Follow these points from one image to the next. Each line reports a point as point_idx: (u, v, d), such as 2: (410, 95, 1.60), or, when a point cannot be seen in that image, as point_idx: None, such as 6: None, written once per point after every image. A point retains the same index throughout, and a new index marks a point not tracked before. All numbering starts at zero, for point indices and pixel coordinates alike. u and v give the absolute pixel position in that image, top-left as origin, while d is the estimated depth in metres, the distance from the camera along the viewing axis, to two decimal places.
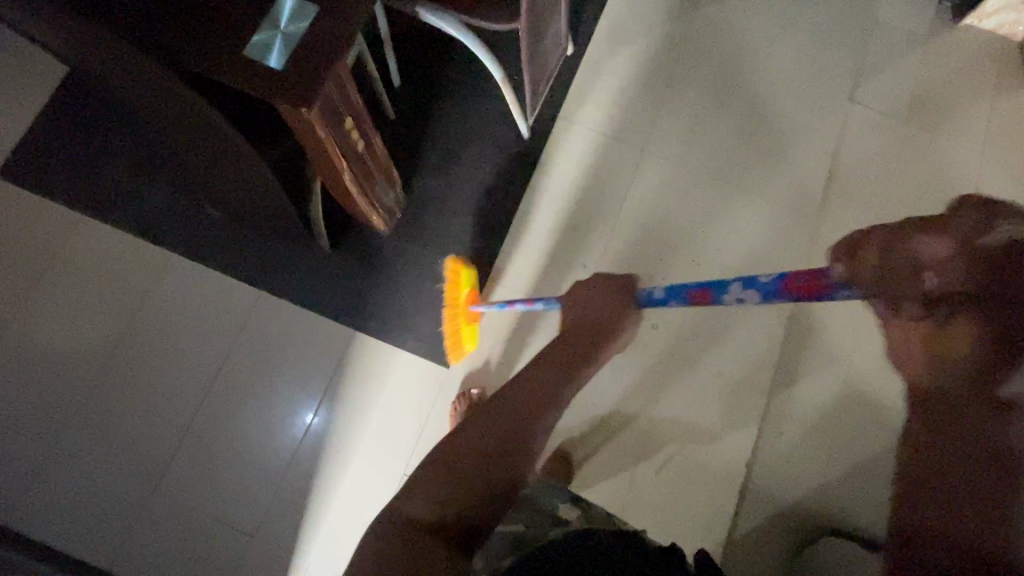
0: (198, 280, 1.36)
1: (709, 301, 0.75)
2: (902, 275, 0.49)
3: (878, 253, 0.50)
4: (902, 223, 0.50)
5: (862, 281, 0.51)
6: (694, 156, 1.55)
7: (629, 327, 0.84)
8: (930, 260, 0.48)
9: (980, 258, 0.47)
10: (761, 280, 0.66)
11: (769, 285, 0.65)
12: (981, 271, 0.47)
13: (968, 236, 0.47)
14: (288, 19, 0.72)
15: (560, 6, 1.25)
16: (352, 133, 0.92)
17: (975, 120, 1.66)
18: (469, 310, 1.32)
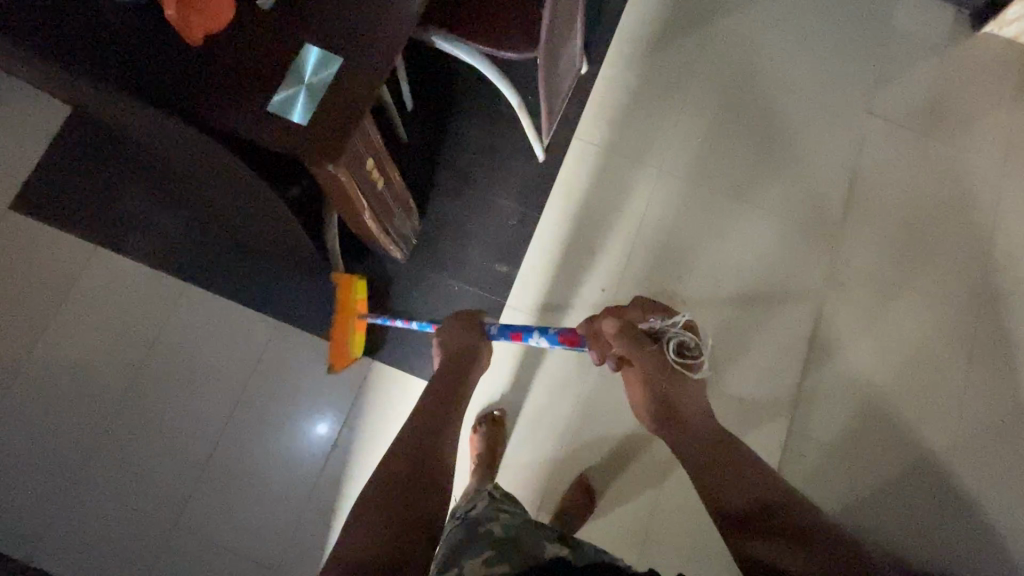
0: (214, 310, 1.35)
1: (521, 341, 1.05)
2: (608, 339, 0.97)
3: (603, 326, 0.97)
4: (608, 312, 1.01)
5: (601, 343, 0.97)
6: (710, 172, 1.53)
7: (482, 356, 1.11)
8: (611, 331, 0.95)
9: (632, 328, 0.95)
10: (548, 332, 1.01)
11: (552, 336, 1.01)
12: (632, 336, 0.94)
13: (625, 317, 0.97)
14: (312, 70, 0.71)
15: (576, 29, 1.24)
16: (372, 173, 0.91)
17: (996, 130, 1.63)
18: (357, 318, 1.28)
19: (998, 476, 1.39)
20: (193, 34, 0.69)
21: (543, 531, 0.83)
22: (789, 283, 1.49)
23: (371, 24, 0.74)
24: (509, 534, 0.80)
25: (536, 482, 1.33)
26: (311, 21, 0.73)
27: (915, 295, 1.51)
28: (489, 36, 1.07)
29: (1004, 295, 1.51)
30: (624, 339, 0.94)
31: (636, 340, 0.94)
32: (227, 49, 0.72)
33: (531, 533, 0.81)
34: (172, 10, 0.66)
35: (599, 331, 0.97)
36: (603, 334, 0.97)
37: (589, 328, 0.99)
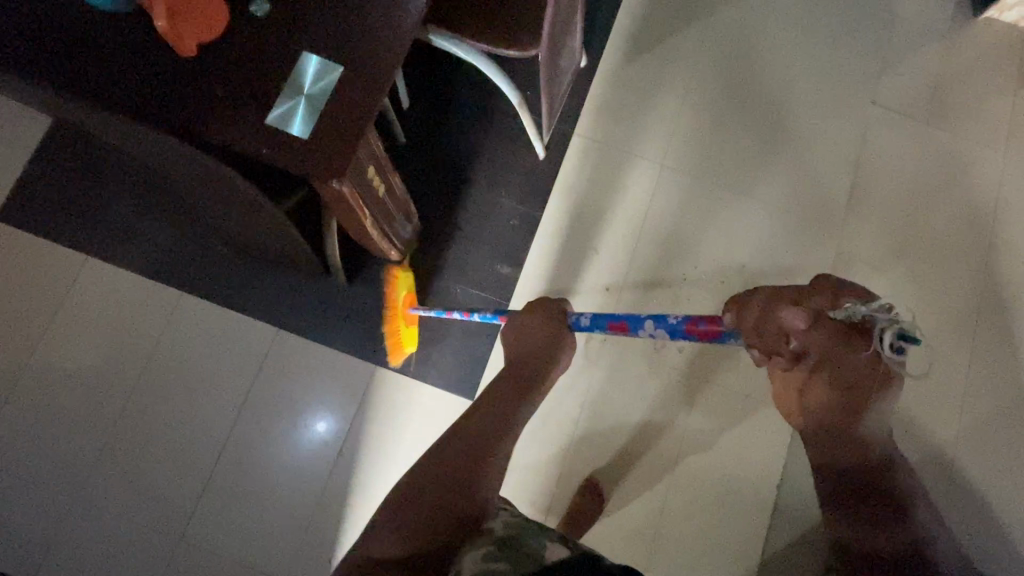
0: (212, 320, 1.33)
1: (625, 332, 0.86)
2: (775, 335, 0.67)
3: (757, 314, 0.68)
4: (778, 295, 0.68)
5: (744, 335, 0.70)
6: (712, 166, 1.51)
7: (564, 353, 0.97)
8: (796, 324, 0.65)
9: (834, 326, 0.65)
10: (669, 321, 0.79)
11: (674, 325, 0.79)
12: (833, 335, 0.65)
13: (819, 307, 0.66)
14: (311, 80, 0.68)
15: (576, 23, 1.20)
16: (372, 182, 0.88)
17: (998, 117, 1.62)
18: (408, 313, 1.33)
19: (1001, 466, 1.40)
20: (186, 48, 0.67)
21: (547, 531, 0.75)
22: (795, 278, 1.47)
23: (370, 29, 0.71)
24: (511, 531, 0.72)
25: (543, 485, 1.32)
26: (308, 28, 0.70)
27: (919, 286, 1.50)
28: (489, 33, 1.03)
29: (1007, 285, 1.51)
30: (815, 334, 0.65)
31: (839, 333, 0.65)
32: (220, 60, 0.69)
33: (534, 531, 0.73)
34: (162, 22, 0.64)
35: (770, 325, 0.67)
36: (752, 323, 0.68)
37: (735, 317, 0.72)
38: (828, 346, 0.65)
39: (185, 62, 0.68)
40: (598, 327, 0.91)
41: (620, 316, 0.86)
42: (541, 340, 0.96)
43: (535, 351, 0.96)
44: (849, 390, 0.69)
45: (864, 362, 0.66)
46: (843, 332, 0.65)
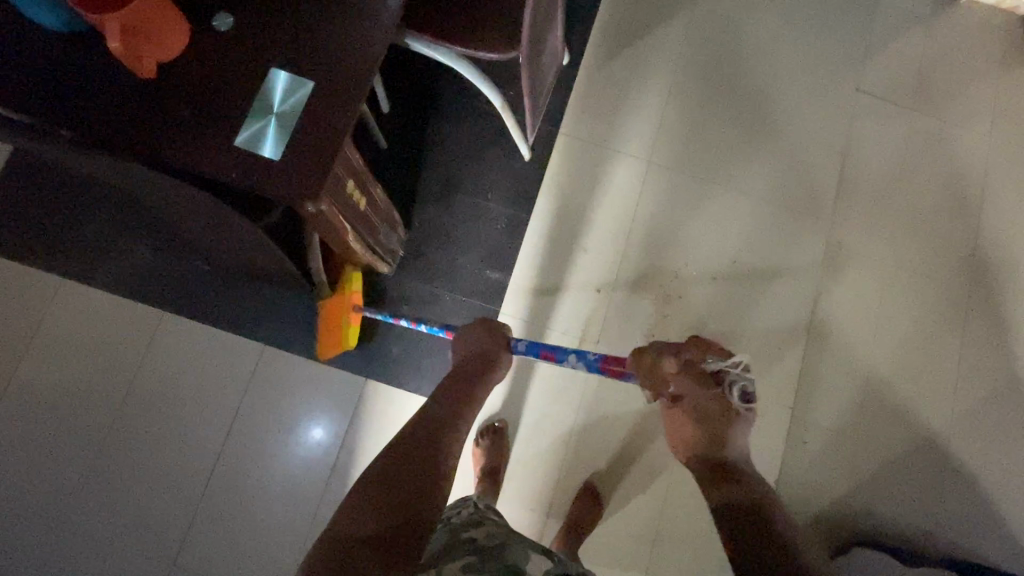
0: (197, 339, 1.30)
1: (554, 360, 0.99)
2: (656, 377, 0.86)
3: (649, 356, 0.87)
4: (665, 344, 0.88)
5: (639, 375, 0.88)
6: (699, 160, 1.49)
7: (503, 368, 1.01)
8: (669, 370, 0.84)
9: (695, 374, 0.83)
10: (589, 357, 0.96)
11: (592, 361, 0.96)
12: (696, 380, 0.82)
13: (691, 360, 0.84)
14: (281, 98, 0.65)
15: (557, 21, 1.17)
16: (352, 195, 0.85)
17: (982, 100, 1.62)
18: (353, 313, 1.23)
19: (994, 449, 1.41)
20: (148, 70, 0.64)
21: (530, 543, 0.78)
22: (785, 271, 1.47)
23: (341, 39, 0.68)
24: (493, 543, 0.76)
25: (542, 488, 1.31)
26: (275, 41, 0.67)
27: (909, 274, 1.50)
28: (466, 35, 1.00)
29: (995, 270, 1.52)
30: (684, 376, 0.83)
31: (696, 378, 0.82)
32: (184, 80, 0.65)
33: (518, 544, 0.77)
34: (117, 43, 0.59)
35: (654, 368, 0.86)
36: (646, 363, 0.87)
37: (640, 363, 0.88)
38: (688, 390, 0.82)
39: (147, 84, 0.65)
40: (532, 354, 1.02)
41: (546, 347, 0.99)
42: (480, 352, 1.00)
43: (473, 358, 0.98)
44: (708, 441, 0.81)
45: (717, 407, 0.81)
46: (701, 378, 0.82)
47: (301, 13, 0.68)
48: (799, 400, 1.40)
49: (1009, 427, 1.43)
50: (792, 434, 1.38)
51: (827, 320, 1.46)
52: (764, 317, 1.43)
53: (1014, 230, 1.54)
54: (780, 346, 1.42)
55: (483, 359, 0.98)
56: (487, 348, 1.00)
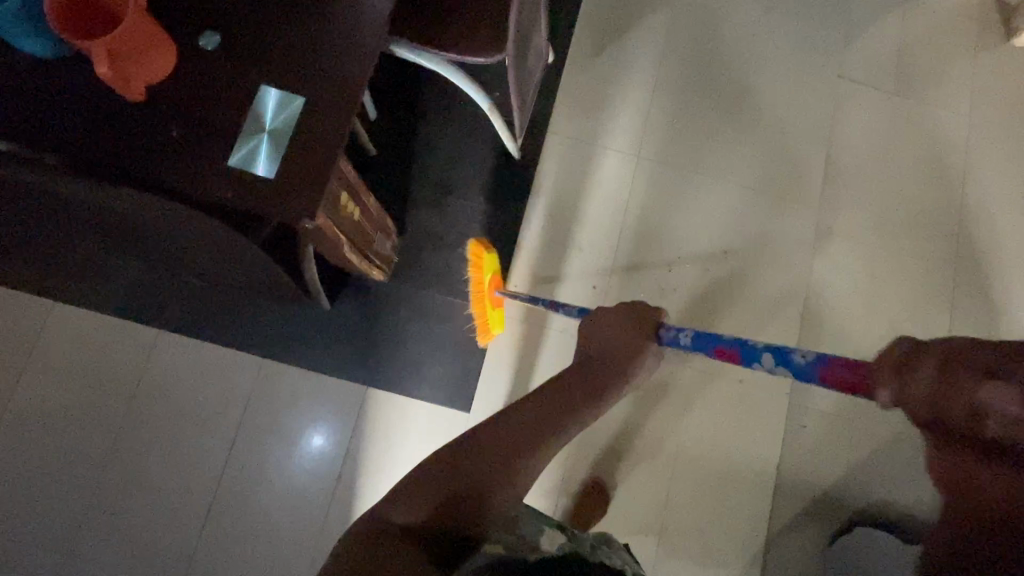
0: (194, 355, 1.29)
1: (736, 360, 0.80)
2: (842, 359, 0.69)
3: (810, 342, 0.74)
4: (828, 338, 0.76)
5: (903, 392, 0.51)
6: (686, 152, 1.50)
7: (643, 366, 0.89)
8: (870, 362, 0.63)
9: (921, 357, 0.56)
10: (799, 360, 0.71)
11: (807, 367, 0.70)
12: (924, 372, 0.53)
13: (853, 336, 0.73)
14: (273, 115, 0.65)
15: (541, 20, 1.18)
16: (346, 206, 0.85)
17: (962, 80, 1.64)
18: (492, 294, 1.22)
19: None
20: (137, 93, 0.63)
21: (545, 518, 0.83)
22: (778, 260, 1.48)
23: (328, 53, 0.68)
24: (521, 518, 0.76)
25: (549, 482, 1.32)
26: (262, 57, 0.67)
27: (897, 255, 1.53)
28: (453, 40, 1.00)
29: (982, 248, 1.54)
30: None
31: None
32: (173, 101, 0.65)
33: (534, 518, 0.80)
34: (105, 67, 0.58)
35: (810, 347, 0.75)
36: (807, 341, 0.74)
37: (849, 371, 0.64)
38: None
39: (136, 107, 0.65)
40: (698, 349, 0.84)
41: (726, 344, 0.80)
42: (623, 346, 0.88)
43: (615, 349, 0.88)
44: None
45: None
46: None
47: (286, 29, 0.68)
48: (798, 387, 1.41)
49: None
50: (790, 418, 1.37)
51: (819, 304, 1.48)
52: (758, 305, 1.45)
53: (998, 209, 1.57)
54: (776, 334, 1.44)
55: (629, 352, 0.88)
56: (630, 339, 0.88)
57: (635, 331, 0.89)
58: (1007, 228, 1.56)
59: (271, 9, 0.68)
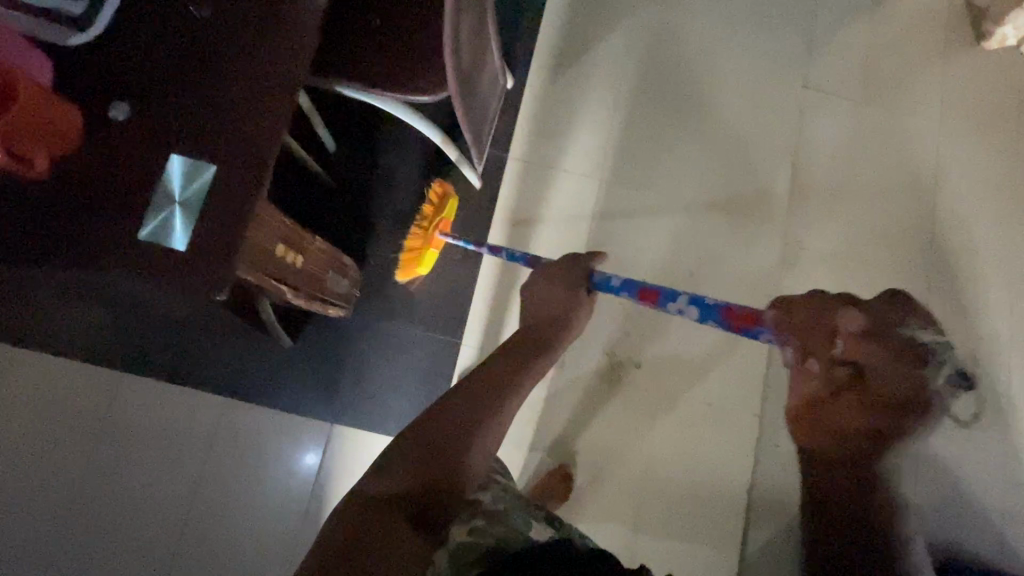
0: (158, 396, 1.28)
1: (654, 301, 0.86)
2: None
3: None
4: None
5: None
6: (651, 173, 1.50)
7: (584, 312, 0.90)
8: None
9: None
10: (707, 300, 0.80)
11: (711, 306, 0.79)
12: None
13: None
14: (183, 185, 0.62)
15: (492, 50, 1.17)
16: (282, 254, 0.84)
17: (929, 87, 1.63)
18: (433, 236, 1.28)
19: (966, 435, 1.43)
20: (37, 172, 0.60)
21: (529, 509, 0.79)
22: (747, 276, 1.47)
23: (243, 116, 0.64)
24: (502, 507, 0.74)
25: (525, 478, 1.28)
26: (172, 125, 0.63)
27: (869, 267, 1.52)
28: (396, 79, 0.99)
29: (955, 257, 1.53)
30: None
31: (890, 353, 0.60)
32: (76, 181, 0.62)
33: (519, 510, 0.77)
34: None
35: None
36: None
37: None
38: (872, 360, 0.60)
39: (36, 181, 0.61)
40: (623, 293, 0.89)
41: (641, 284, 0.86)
42: (560, 303, 0.89)
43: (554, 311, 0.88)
44: None
45: None
46: None
47: (196, 93, 0.64)
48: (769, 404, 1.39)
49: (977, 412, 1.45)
50: (766, 437, 1.34)
51: None
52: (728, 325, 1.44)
53: (970, 216, 1.55)
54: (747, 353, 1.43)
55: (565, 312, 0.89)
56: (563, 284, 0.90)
57: (572, 279, 0.91)
58: (979, 234, 1.54)
59: (181, 71, 0.64)
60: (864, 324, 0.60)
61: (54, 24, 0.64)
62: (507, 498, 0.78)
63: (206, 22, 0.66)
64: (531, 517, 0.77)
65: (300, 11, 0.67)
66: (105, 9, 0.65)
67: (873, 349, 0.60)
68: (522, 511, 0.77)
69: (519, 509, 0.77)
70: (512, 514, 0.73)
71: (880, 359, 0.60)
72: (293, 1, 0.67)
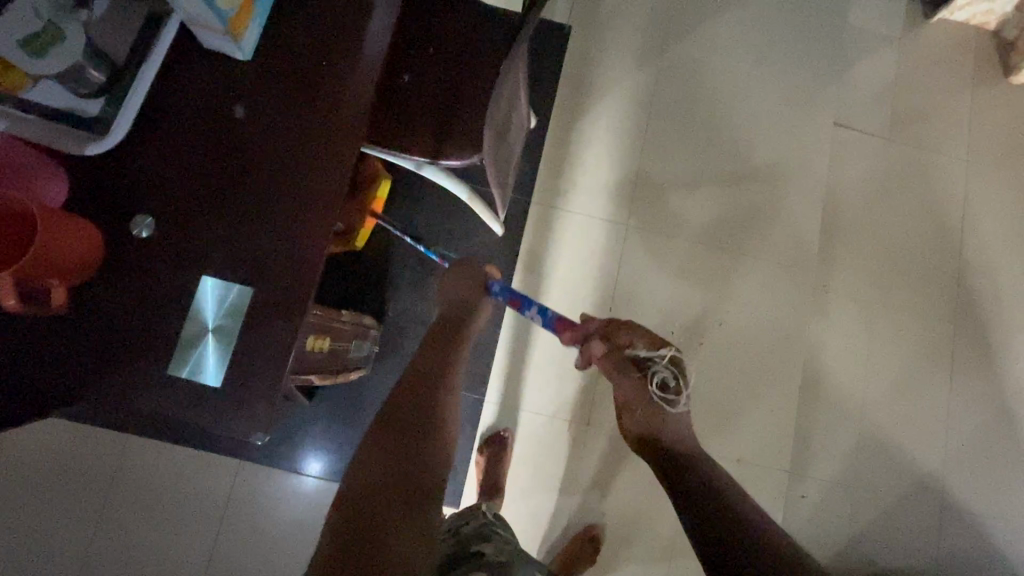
0: (169, 459, 1.22)
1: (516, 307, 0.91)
2: None
3: None
4: None
5: None
6: (678, 215, 1.43)
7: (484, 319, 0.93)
8: None
9: None
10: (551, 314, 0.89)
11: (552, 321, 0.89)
12: None
13: None
14: (214, 311, 0.57)
15: (521, 99, 1.10)
16: (315, 344, 0.79)
17: (957, 122, 1.58)
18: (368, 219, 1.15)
19: (992, 483, 1.42)
20: (56, 310, 0.54)
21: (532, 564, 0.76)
22: (776, 321, 1.43)
23: (282, 235, 0.59)
24: (506, 559, 0.71)
25: (547, 536, 1.24)
26: (205, 245, 0.58)
27: (898, 311, 1.48)
28: (425, 140, 0.90)
29: (981, 300, 1.50)
30: None
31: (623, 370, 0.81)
32: (102, 312, 0.56)
33: (523, 563, 0.74)
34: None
35: None
36: None
37: None
38: (612, 369, 0.82)
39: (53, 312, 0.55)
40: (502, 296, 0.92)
41: (513, 292, 0.91)
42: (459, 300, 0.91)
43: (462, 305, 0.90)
44: None
45: None
46: None
47: (233, 209, 0.59)
48: (796, 457, 1.39)
49: (1004, 462, 1.43)
50: None
51: (820, 367, 1.43)
52: (756, 374, 1.40)
53: (997, 258, 1.52)
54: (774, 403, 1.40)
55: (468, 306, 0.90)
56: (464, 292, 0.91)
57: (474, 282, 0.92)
58: (1006, 275, 1.51)
59: (219, 184, 0.59)
60: (601, 342, 0.84)
61: (70, 129, 0.58)
62: (511, 552, 0.74)
63: (245, 128, 0.60)
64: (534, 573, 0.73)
65: (348, 116, 0.61)
66: (126, 107, 0.59)
67: (605, 360, 0.84)
68: (525, 564, 0.73)
69: (522, 561, 0.74)
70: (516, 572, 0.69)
71: (611, 370, 0.83)
72: (335, 101, 0.61)
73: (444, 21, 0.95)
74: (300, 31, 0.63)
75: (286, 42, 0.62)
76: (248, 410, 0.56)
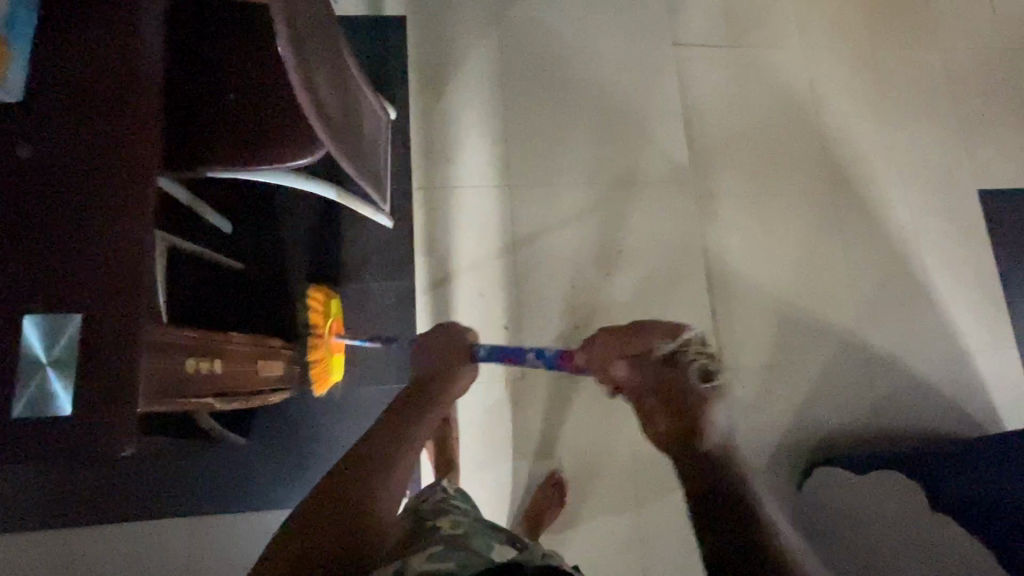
0: (116, 538, 1.19)
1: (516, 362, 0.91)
2: None
3: None
4: None
5: None
6: (557, 165, 1.49)
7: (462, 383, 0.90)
8: None
9: None
10: (546, 354, 0.89)
11: (551, 357, 0.89)
12: None
13: None
14: (48, 344, 0.57)
15: (362, 90, 1.12)
16: (200, 367, 0.79)
17: (786, 16, 1.71)
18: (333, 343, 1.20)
19: (903, 328, 1.53)
20: None
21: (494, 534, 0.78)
22: (674, 236, 1.50)
23: (99, 256, 0.60)
24: (460, 532, 0.73)
25: (512, 493, 1.27)
26: (23, 284, 0.59)
27: (779, 197, 1.58)
28: (263, 148, 0.92)
29: (850, 167, 1.62)
30: None
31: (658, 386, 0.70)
32: None
33: (480, 536, 0.74)
34: None
35: None
36: None
37: None
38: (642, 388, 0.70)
39: None
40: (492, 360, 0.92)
41: (502, 352, 0.91)
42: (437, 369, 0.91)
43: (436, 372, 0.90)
44: None
45: None
46: None
47: (42, 245, 0.60)
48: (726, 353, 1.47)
49: (907, 307, 1.55)
50: None
51: (723, 267, 1.52)
52: (670, 288, 1.47)
53: (852, 126, 1.65)
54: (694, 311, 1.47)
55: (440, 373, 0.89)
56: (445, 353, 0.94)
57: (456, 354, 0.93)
58: (865, 140, 1.64)
59: (21, 224, 0.60)
60: None
61: None
62: (469, 523, 0.77)
63: (36, 167, 0.61)
64: (494, 540, 0.76)
65: (140, 129, 0.63)
66: None
67: None
68: (483, 533, 0.75)
69: (481, 532, 0.75)
70: (472, 537, 0.72)
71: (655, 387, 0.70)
72: (124, 118, 0.63)
73: (256, 33, 0.97)
74: (73, 66, 0.65)
75: (61, 78, 0.64)
76: (105, 430, 0.57)
